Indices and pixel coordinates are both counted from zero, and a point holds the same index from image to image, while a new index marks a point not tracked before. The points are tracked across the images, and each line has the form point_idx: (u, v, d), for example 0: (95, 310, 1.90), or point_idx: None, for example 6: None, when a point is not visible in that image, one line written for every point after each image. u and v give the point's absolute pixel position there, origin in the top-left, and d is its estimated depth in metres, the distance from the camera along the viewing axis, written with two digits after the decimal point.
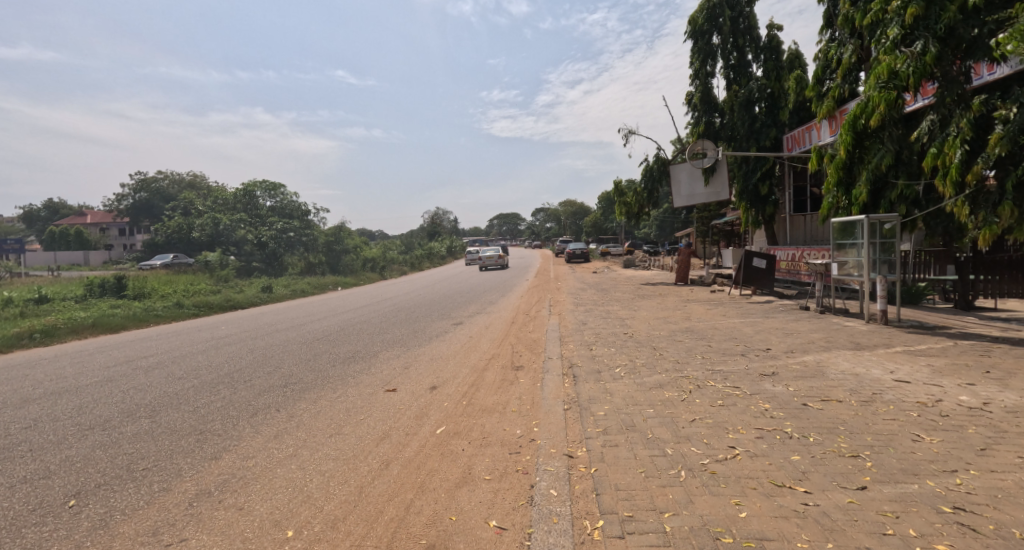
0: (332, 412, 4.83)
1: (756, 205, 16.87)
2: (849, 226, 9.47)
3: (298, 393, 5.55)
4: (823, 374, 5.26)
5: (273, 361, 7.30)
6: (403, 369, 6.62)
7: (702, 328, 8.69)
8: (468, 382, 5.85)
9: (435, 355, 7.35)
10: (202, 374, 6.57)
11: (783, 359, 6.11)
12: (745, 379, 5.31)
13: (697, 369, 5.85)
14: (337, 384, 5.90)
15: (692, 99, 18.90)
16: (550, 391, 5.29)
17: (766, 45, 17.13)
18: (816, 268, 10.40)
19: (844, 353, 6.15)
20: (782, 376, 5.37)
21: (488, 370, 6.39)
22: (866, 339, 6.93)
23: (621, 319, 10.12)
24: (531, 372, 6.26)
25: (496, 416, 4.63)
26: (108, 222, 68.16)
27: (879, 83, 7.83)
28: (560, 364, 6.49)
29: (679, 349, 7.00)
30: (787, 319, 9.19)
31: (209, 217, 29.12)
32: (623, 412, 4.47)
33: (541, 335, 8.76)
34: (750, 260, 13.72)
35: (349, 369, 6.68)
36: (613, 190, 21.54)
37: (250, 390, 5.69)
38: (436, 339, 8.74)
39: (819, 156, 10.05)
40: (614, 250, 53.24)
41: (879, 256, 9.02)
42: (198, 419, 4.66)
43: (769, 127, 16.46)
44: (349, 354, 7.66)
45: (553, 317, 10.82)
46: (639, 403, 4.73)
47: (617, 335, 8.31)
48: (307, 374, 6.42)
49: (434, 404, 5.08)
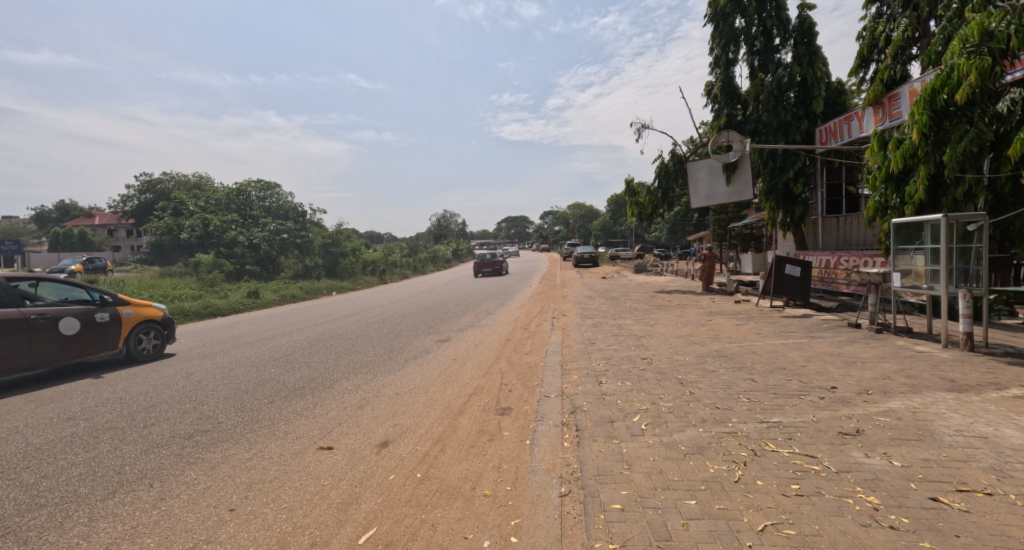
0: (223, 493, 3.31)
1: (785, 205, 15.37)
2: (911, 229, 7.73)
3: (197, 452, 4.04)
4: (934, 437, 3.67)
5: (203, 393, 5.84)
6: (357, 409, 5.14)
7: (736, 352, 7.10)
8: (433, 436, 4.34)
9: (403, 388, 5.87)
10: (98, 414, 5.08)
11: (861, 405, 4.51)
12: (820, 443, 3.70)
13: (747, 422, 4.25)
14: (258, 435, 4.40)
15: (712, 90, 17.33)
16: (541, 457, 3.78)
17: (797, 28, 15.45)
18: (869, 277, 8.60)
19: (947, 399, 4.52)
20: (872, 436, 3.78)
21: (463, 415, 4.87)
22: (962, 376, 5.30)
23: (636, 337, 8.57)
24: (520, 420, 4.71)
25: (458, 508, 3.08)
26: (113, 225, 67.90)
27: (967, 48, 6.26)
28: (558, 407, 4.94)
29: (713, 385, 5.40)
30: (841, 341, 7.53)
31: (199, 218, 27.66)
32: (649, 507, 2.93)
33: (539, 360, 7.20)
34: (782, 268, 12.00)
35: (287, 408, 5.20)
36: (624, 190, 19.89)
37: (140, 444, 4.21)
38: (412, 363, 7.23)
39: (882, 141, 8.49)
40: (625, 255, 52.12)
41: (956, 266, 7.20)
42: (18, 506, 3.11)
43: (799, 119, 14.93)
44: (300, 383, 6.18)
45: (556, 334, 9.25)
46: (672, 487, 3.16)
47: (631, 361, 6.74)
48: (230, 417, 4.96)
49: (377, 475, 3.58)
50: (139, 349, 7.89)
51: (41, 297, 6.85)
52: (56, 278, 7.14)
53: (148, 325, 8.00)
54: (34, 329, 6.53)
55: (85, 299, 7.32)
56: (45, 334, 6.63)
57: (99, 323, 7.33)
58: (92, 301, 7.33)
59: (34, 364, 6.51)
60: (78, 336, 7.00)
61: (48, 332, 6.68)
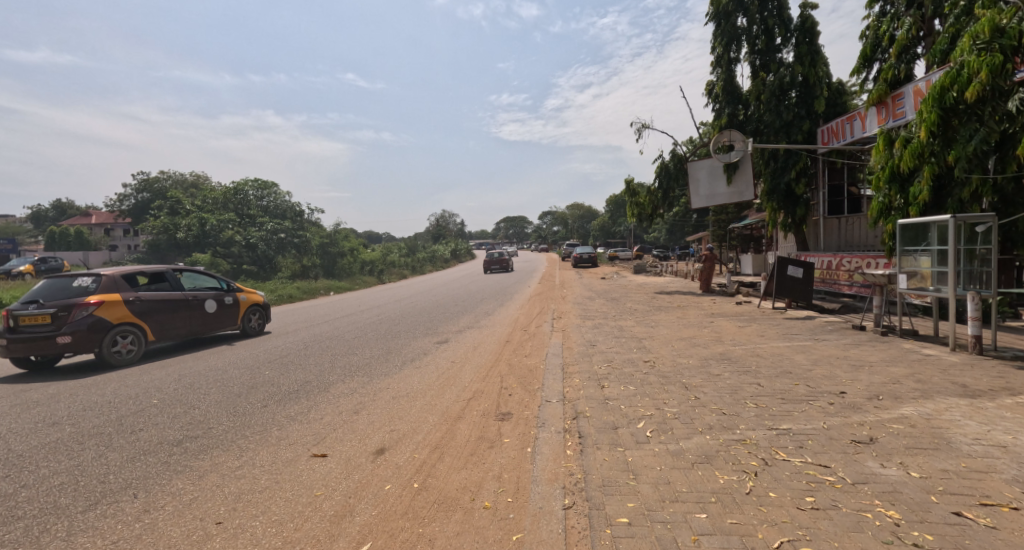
0: (210, 504, 3.15)
1: (786, 206, 15.26)
2: (918, 229, 7.62)
3: (185, 459, 3.88)
4: (952, 446, 3.54)
5: (195, 397, 5.69)
6: (352, 414, 4.99)
7: (740, 355, 6.96)
8: (431, 442, 4.19)
9: (401, 392, 5.73)
10: (85, 419, 4.91)
11: (872, 412, 4.37)
12: (833, 452, 3.56)
13: (756, 429, 4.11)
14: (249, 442, 4.24)
15: (713, 89, 17.22)
16: (543, 466, 3.63)
17: (798, 27, 15.33)
18: (874, 279, 8.47)
19: (960, 406, 4.38)
20: (887, 445, 3.64)
21: (462, 420, 4.72)
22: (973, 381, 5.17)
23: (637, 339, 8.43)
24: (521, 426, 4.56)
25: (457, 522, 2.93)
26: (110, 224, 67.53)
27: (978, 44, 6.23)
28: (560, 412, 4.80)
29: (719, 390, 5.25)
30: (846, 344, 7.40)
31: (195, 217, 27.39)
32: (658, 521, 2.78)
33: (539, 363, 7.04)
34: (784, 269, 11.88)
35: (281, 413, 5.05)
36: (624, 190, 19.76)
37: (126, 451, 4.05)
38: (410, 365, 7.09)
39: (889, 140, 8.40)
40: (623, 255, 51.99)
41: (963, 267, 7.10)
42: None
43: (801, 119, 14.81)
44: (295, 387, 6.03)
45: (556, 336, 9.11)
46: (682, 499, 3.01)
47: (634, 364, 6.58)
48: (221, 422, 4.80)
49: (372, 485, 3.43)
50: (249, 326, 10.36)
51: (189, 284, 9.37)
52: (197, 270, 9.61)
53: (255, 309, 10.54)
54: (190, 307, 9.02)
55: (215, 288, 9.80)
56: (198, 312, 9.22)
57: (224, 305, 9.80)
58: (221, 288, 9.84)
59: (194, 332, 9.11)
60: (214, 315, 9.52)
61: (197, 310, 9.19)
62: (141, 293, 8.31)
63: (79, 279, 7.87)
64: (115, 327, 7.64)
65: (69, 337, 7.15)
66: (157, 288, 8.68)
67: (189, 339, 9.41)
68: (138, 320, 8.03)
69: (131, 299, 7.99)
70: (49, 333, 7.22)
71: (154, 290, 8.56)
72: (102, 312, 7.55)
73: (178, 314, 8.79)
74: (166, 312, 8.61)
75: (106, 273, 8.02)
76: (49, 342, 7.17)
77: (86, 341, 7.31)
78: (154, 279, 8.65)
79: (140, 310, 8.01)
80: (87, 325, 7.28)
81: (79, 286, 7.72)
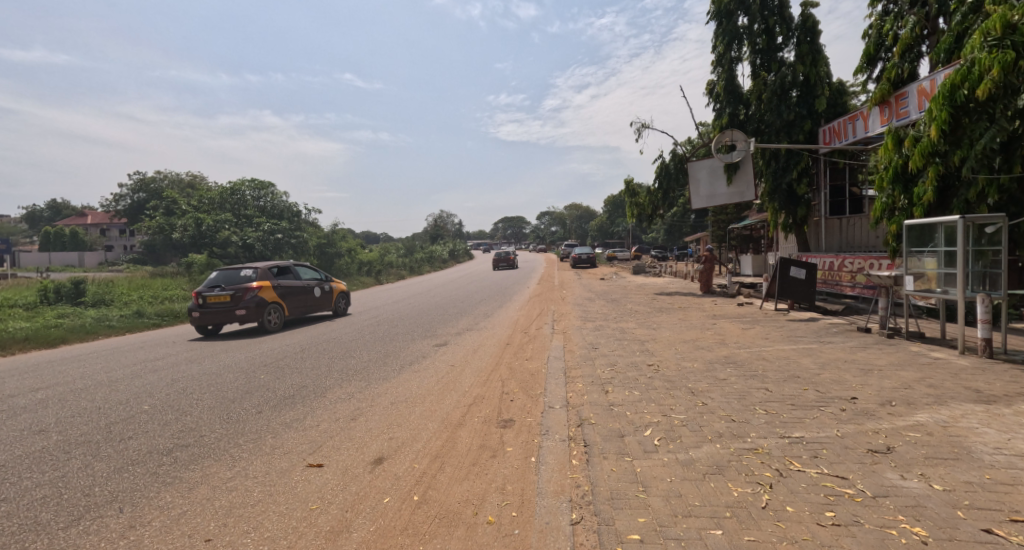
0: (200, 520, 3.00)
1: (788, 206, 15.16)
2: (925, 230, 7.49)
3: (174, 470, 3.72)
4: (974, 456, 3.40)
5: (188, 402, 5.53)
6: (350, 420, 4.84)
7: (746, 358, 6.83)
8: (431, 451, 4.04)
9: (399, 397, 5.59)
10: (73, 426, 4.75)
11: (886, 419, 4.24)
12: (849, 463, 3.42)
13: (767, 437, 3.97)
14: (242, 452, 4.08)
15: (714, 88, 17.12)
16: (549, 478, 3.48)
17: (800, 26, 15.21)
18: (880, 280, 8.36)
19: (977, 412, 4.26)
20: (905, 454, 3.51)
21: (463, 427, 4.58)
22: (987, 385, 5.04)
23: (641, 342, 8.29)
24: (523, 434, 4.42)
25: (460, 538, 2.79)
26: (106, 225, 67.19)
27: (989, 42, 6.45)
28: (564, 419, 4.66)
29: (726, 396, 5.12)
30: (853, 347, 7.27)
31: (191, 218, 27.05)
32: (671, 537, 2.64)
33: (540, 367, 6.91)
34: (787, 270, 11.76)
35: (277, 419, 4.90)
36: (624, 190, 19.63)
37: (114, 461, 3.89)
38: (409, 368, 6.96)
39: (896, 140, 8.33)
40: (620, 254, 52.03)
41: (973, 269, 6.95)
42: None
43: (803, 119, 14.71)
44: (291, 392, 5.87)
45: (557, 338, 8.98)
46: (695, 514, 2.87)
47: (637, 368, 6.44)
48: (214, 429, 4.64)
49: (370, 498, 3.27)
50: (339, 308, 13.80)
51: (303, 276, 12.85)
52: (306, 265, 13.03)
53: (342, 295, 13.93)
54: (306, 291, 12.48)
55: (317, 279, 13.21)
56: (309, 295, 12.63)
57: (325, 291, 13.23)
58: (320, 279, 13.23)
59: (307, 311, 12.49)
60: (319, 298, 12.98)
61: (309, 294, 12.62)
62: (279, 282, 11.79)
63: (241, 271, 11.35)
64: (269, 303, 11.21)
65: (244, 310, 10.67)
66: (286, 277, 12.19)
67: (302, 316, 12.84)
68: (280, 300, 11.53)
69: (275, 285, 11.47)
70: (228, 307, 10.71)
71: (284, 279, 12.02)
72: (261, 293, 11.07)
73: (297, 296, 12.18)
74: (292, 295, 12.06)
75: (258, 266, 11.51)
76: (230, 312, 10.69)
77: (255, 312, 10.84)
78: (285, 272, 12.15)
79: (282, 292, 11.53)
80: (255, 301, 10.81)
81: (243, 276, 11.20)
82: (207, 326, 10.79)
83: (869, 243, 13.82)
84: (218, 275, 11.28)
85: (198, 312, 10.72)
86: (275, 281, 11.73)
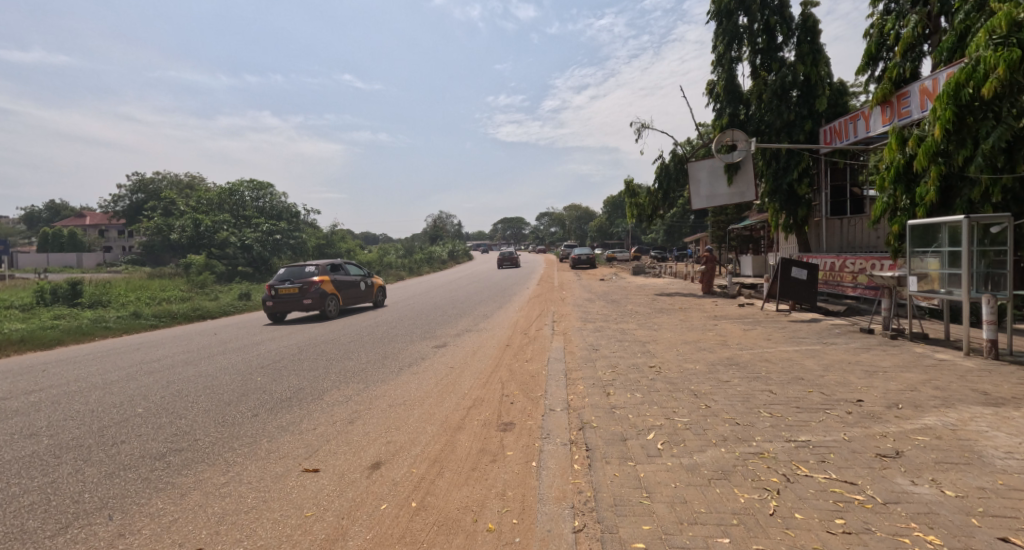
0: (192, 527, 2.91)
1: (788, 206, 15.10)
2: (929, 230, 7.43)
3: (167, 475, 3.63)
4: (985, 461, 3.32)
5: (182, 405, 5.45)
6: (347, 424, 4.76)
7: (748, 360, 6.75)
8: (430, 456, 3.96)
9: (398, 399, 5.51)
10: (66, 430, 4.66)
11: (894, 422, 4.16)
12: (858, 467, 3.34)
13: (773, 441, 3.89)
14: (237, 456, 3.99)
15: (714, 88, 17.07)
16: (550, 484, 3.40)
17: (800, 26, 15.16)
18: (883, 281, 8.28)
19: (986, 415, 4.18)
20: (914, 459, 3.43)
21: (462, 431, 4.50)
22: (994, 387, 4.97)
23: (642, 343, 8.23)
24: (524, 437, 4.34)
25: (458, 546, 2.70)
26: (105, 225, 67.12)
27: (994, 39, 6.41)
28: (565, 422, 4.58)
29: (730, 398, 5.04)
30: (856, 348, 7.19)
31: (189, 218, 26.72)
32: (677, 546, 2.55)
33: (541, 368, 6.84)
34: (789, 270, 11.68)
35: (273, 422, 4.82)
36: (624, 190, 19.52)
37: (105, 466, 3.80)
38: (408, 370, 6.88)
39: (900, 140, 8.26)
40: (620, 254, 51.98)
41: (979, 269, 6.88)
42: None
43: (803, 119, 14.66)
44: (288, 394, 5.79)
45: (557, 339, 8.91)
46: (701, 521, 2.79)
47: (639, 370, 6.35)
48: (209, 432, 4.56)
49: (367, 504, 3.19)
50: (378, 300, 16.14)
51: (350, 272, 15.16)
52: (353, 263, 15.34)
53: (381, 288, 16.27)
54: (354, 285, 14.81)
55: (361, 275, 15.52)
56: (357, 289, 14.97)
57: (367, 286, 15.56)
58: (364, 275, 15.56)
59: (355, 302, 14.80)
60: (364, 291, 15.30)
61: (356, 287, 14.94)
62: (334, 277, 14.12)
63: (305, 267, 13.66)
64: (330, 294, 13.46)
65: (310, 299, 12.94)
66: (339, 273, 14.52)
67: (349, 307, 15.13)
68: (337, 291, 13.83)
69: (333, 279, 13.78)
70: (297, 296, 12.96)
71: (338, 274, 14.33)
72: (322, 286, 13.34)
73: (348, 288, 14.50)
74: (344, 288, 14.41)
75: (319, 264, 13.79)
76: (299, 301, 12.93)
77: (318, 301, 13.10)
78: (338, 269, 14.47)
79: (338, 285, 13.80)
80: (319, 292, 13.05)
81: (308, 271, 13.50)
82: (278, 313, 13.01)
83: (870, 244, 13.76)
84: (286, 271, 13.54)
85: (272, 301, 12.97)
86: (332, 277, 14.05)
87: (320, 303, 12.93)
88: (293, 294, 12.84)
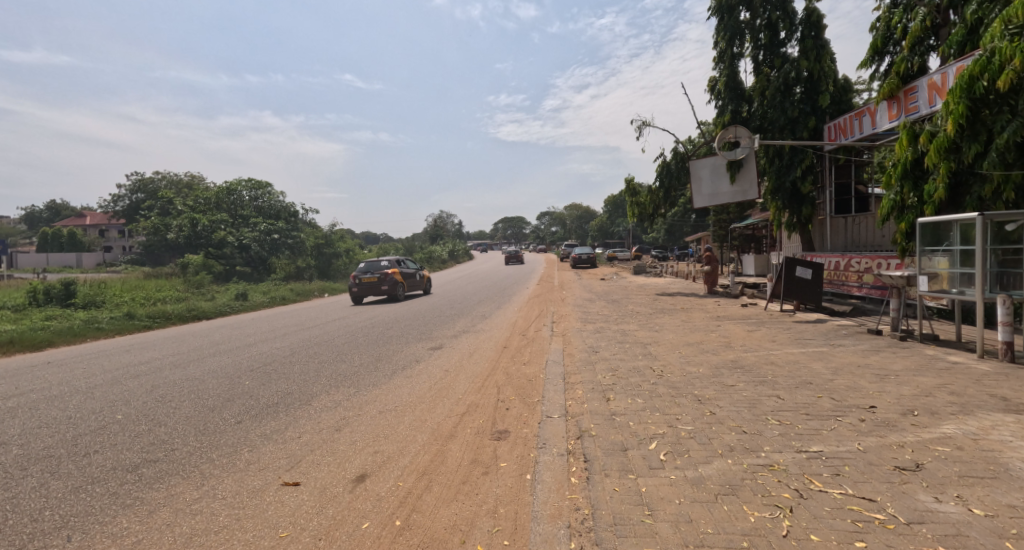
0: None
1: (792, 205, 14.85)
2: (940, 228, 7.18)
3: (137, 490, 3.41)
4: (1013, 475, 3.08)
5: (164, 411, 5.22)
6: (334, 432, 4.53)
7: (753, 362, 6.52)
8: (418, 468, 3.73)
9: (389, 405, 5.29)
10: (39, 438, 4.45)
11: (911, 430, 3.92)
12: (876, 482, 3.11)
13: (783, 452, 3.65)
14: (215, 468, 3.77)
15: (716, 85, 16.83)
16: (544, 500, 3.17)
17: (804, 21, 14.90)
18: (891, 281, 8.01)
19: (1008, 423, 3.94)
20: (936, 472, 3.19)
21: (454, 440, 4.27)
22: (1012, 393, 4.73)
23: (643, 345, 8.00)
24: (519, 447, 4.11)
25: None
26: (105, 225, 67.06)
27: (1010, 29, 6.17)
28: (562, 430, 4.36)
29: (735, 404, 4.81)
30: (865, 351, 6.94)
31: (186, 218, 26.50)
32: None
33: (538, 372, 6.61)
34: (793, 270, 11.43)
35: (257, 430, 4.60)
36: (624, 189, 19.37)
37: (73, 479, 3.57)
38: (401, 373, 6.65)
39: (909, 136, 8.02)
40: (620, 254, 51.74)
41: (993, 269, 6.61)
42: None
43: (807, 116, 14.40)
44: (275, 400, 5.57)
45: (556, 341, 8.68)
46: (707, 543, 2.55)
47: (640, 374, 6.12)
48: (188, 442, 4.34)
49: (348, 523, 2.96)
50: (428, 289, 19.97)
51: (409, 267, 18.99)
52: (410, 259, 19.16)
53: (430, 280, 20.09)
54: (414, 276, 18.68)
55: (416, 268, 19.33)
56: (415, 280, 18.84)
57: (421, 277, 19.39)
58: (418, 268, 19.39)
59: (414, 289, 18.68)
60: (419, 281, 19.18)
61: (414, 278, 18.79)
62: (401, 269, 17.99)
63: (380, 261, 17.46)
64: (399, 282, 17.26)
65: (387, 285, 16.78)
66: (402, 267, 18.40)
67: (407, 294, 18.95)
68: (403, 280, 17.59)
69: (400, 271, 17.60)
70: (376, 283, 16.78)
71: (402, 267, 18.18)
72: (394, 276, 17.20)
73: (409, 278, 18.40)
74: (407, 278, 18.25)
75: (390, 259, 17.64)
76: (377, 287, 16.73)
77: (392, 288, 16.93)
78: (401, 263, 18.24)
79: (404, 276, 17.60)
80: (393, 280, 16.86)
81: (382, 265, 17.33)
82: (360, 296, 16.77)
83: (875, 242, 13.50)
84: (365, 265, 17.37)
85: (356, 287, 16.68)
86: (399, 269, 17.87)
87: (395, 289, 16.78)
88: (374, 281, 16.59)
